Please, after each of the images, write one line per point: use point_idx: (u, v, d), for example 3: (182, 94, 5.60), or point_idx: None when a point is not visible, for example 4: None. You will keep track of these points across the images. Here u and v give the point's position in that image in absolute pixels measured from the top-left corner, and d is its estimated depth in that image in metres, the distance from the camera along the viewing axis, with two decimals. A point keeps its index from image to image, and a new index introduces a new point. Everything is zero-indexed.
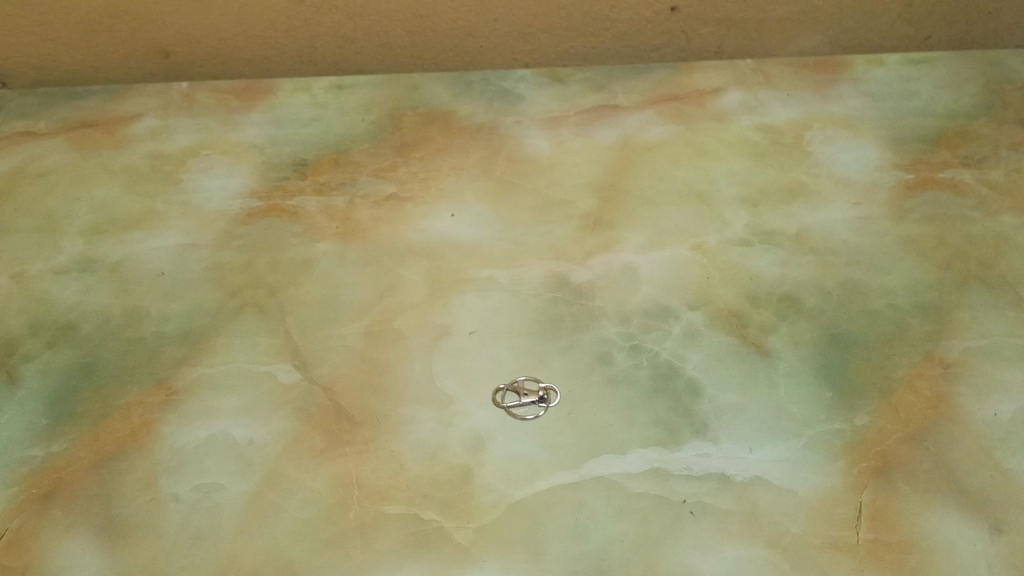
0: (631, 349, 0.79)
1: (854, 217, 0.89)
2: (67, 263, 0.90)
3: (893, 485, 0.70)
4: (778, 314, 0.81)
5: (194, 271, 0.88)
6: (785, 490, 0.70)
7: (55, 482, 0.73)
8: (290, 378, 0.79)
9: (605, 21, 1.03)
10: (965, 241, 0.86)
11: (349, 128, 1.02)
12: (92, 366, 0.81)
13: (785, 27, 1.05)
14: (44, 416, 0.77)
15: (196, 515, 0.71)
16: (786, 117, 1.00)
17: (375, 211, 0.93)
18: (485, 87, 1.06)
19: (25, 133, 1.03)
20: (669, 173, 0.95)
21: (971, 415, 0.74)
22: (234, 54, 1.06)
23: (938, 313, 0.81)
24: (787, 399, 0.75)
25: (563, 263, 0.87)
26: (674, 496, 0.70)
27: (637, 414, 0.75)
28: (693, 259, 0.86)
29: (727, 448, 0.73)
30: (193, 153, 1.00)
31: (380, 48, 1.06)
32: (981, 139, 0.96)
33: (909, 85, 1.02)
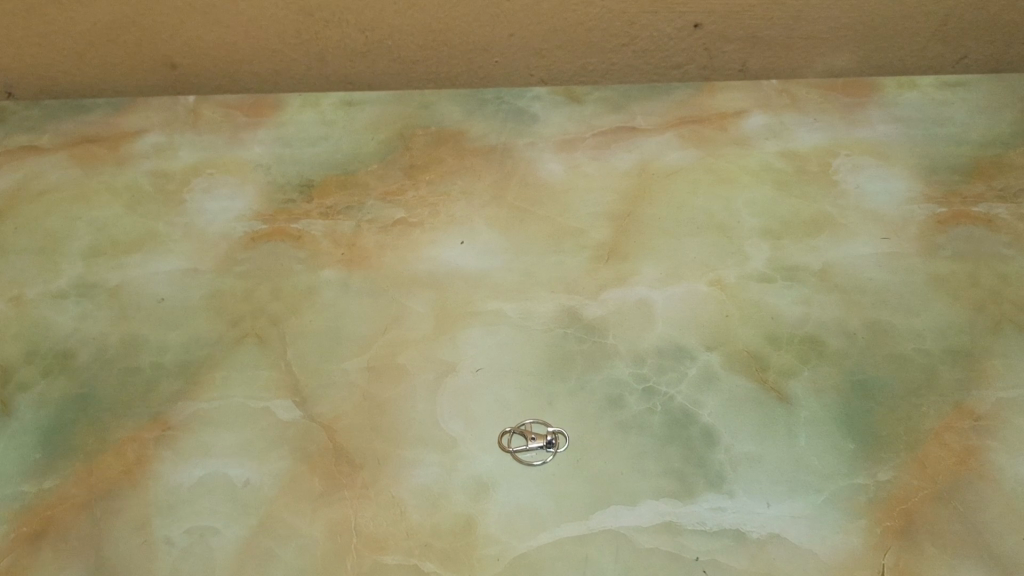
0: (644, 392, 0.76)
1: (882, 252, 0.85)
2: (66, 287, 0.88)
3: (918, 546, 0.66)
4: (799, 356, 0.78)
5: (194, 298, 0.86)
6: (804, 550, 0.66)
7: (45, 521, 0.71)
8: (288, 415, 0.76)
9: (625, 37, 1.00)
10: (999, 282, 0.82)
11: (358, 148, 0.99)
12: (88, 397, 0.79)
13: (812, 46, 1.00)
14: (38, 451, 0.75)
15: (188, 561, 0.68)
16: (812, 142, 0.96)
17: (381, 237, 0.90)
18: (498, 105, 1.02)
19: (29, 148, 1.01)
20: (688, 202, 0.91)
21: (1002, 472, 0.70)
22: (242, 67, 1.03)
23: (969, 359, 0.77)
24: (806, 450, 0.71)
25: (575, 296, 0.83)
26: (686, 554, 0.67)
27: (648, 463, 0.72)
28: (711, 296, 0.82)
29: (743, 502, 0.69)
30: (197, 172, 0.98)
31: (392, 63, 1.03)
32: (1018, 169, 0.92)
33: (941, 110, 0.98)
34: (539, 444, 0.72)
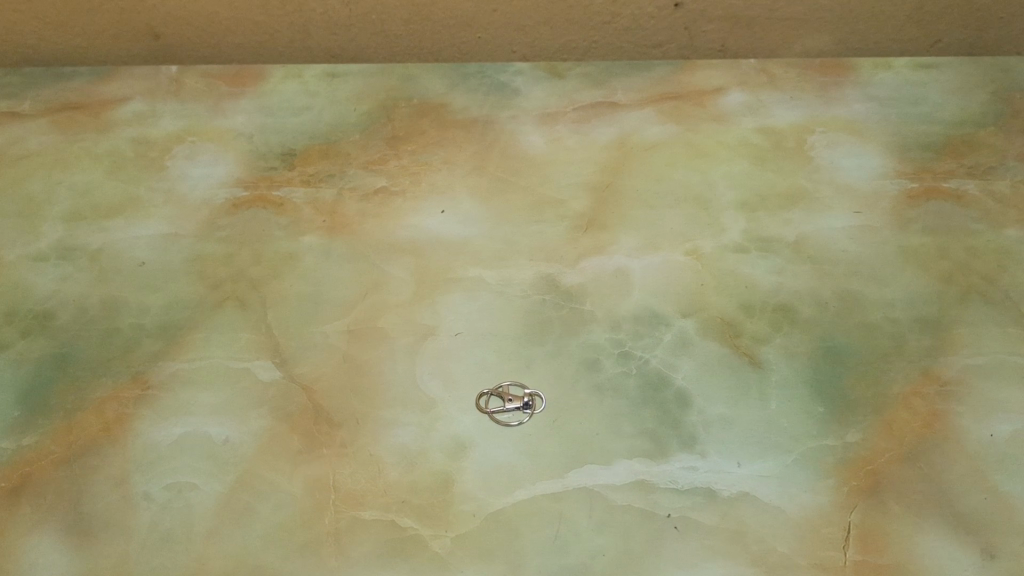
0: (620, 356, 0.77)
1: (855, 225, 0.87)
2: (46, 250, 0.88)
3: (883, 505, 0.68)
4: (772, 324, 0.79)
5: (176, 262, 0.86)
6: (773, 507, 0.68)
7: (24, 477, 0.71)
8: (268, 376, 0.77)
9: (607, 15, 1.00)
10: (967, 254, 0.84)
11: (340, 119, 1.00)
12: (67, 357, 0.79)
13: (791, 27, 1.02)
14: (17, 408, 0.75)
15: (168, 516, 0.69)
16: (789, 120, 0.98)
17: (363, 205, 0.91)
18: (481, 79, 1.03)
19: (10, 115, 1.01)
20: (666, 175, 0.92)
21: (966, 435, 0.72)
22: (224, 38, 1.03)
23: (937, 328, 0.79)
24: (778, 413, 0.73)
25: (554, 265, 0.84)
26: (658, 511, 0.68)
27: (623, 423, 0.73)
28: (687, 265, 0.84)
29: (715, 462, 0.71)
30: (179, 139, 0.98)
31: (375, 36, 1.03)
32: (988, 147, 0.94)
33: (916, 91, 1.00)
34: (517, 406, 0.73)
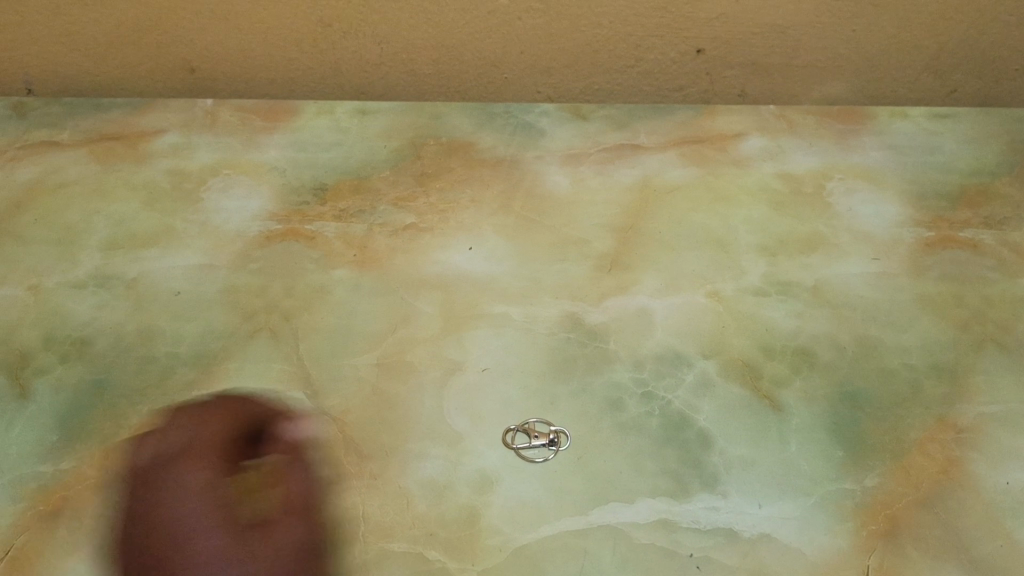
0: (643, 396, 0.79)
1: (872, 272, 0.89)
2: (84, 277, 0.91)
3: (901, 549, 0.69)
4: (792, 367, 0.81)
5: (210, 292, 0.89)
6: (793, 549, 0.69)
7: (61, 500, 0.73)
8: (300, 407, 0.79)
9: (631, 59, 1.03)
10: (983, 303, 0.86)
11: (371, 155, 1.02)
12: (104, 383, 0.81)
13: (809, 74, 1.05)
14: (55, 432, 0.78)
15: None
16: (807, 166, 1.00)
17: (392, 240, 0.93)
18: (507, 119, 1.06)
19: (49, 143, 1.04)
20: (687, 218, 0.95)
21: (982, 482, 0.73)
22: (258, 74, 1.07)
23: (953, 375, 0.80)
24: (797, 455, 0.75)
25: (578, 303, 0.87)
26: (681, 549, 0.70)
27: (646, 462, 0.75)
28: (709, 307, 0.86)
29: (736, 502, 0.72)
30: (213, 172, 1.01)
31: (405, 75, 1.06)
32: (1002, 198, 0.96)
33: (932, 140, 1.02)
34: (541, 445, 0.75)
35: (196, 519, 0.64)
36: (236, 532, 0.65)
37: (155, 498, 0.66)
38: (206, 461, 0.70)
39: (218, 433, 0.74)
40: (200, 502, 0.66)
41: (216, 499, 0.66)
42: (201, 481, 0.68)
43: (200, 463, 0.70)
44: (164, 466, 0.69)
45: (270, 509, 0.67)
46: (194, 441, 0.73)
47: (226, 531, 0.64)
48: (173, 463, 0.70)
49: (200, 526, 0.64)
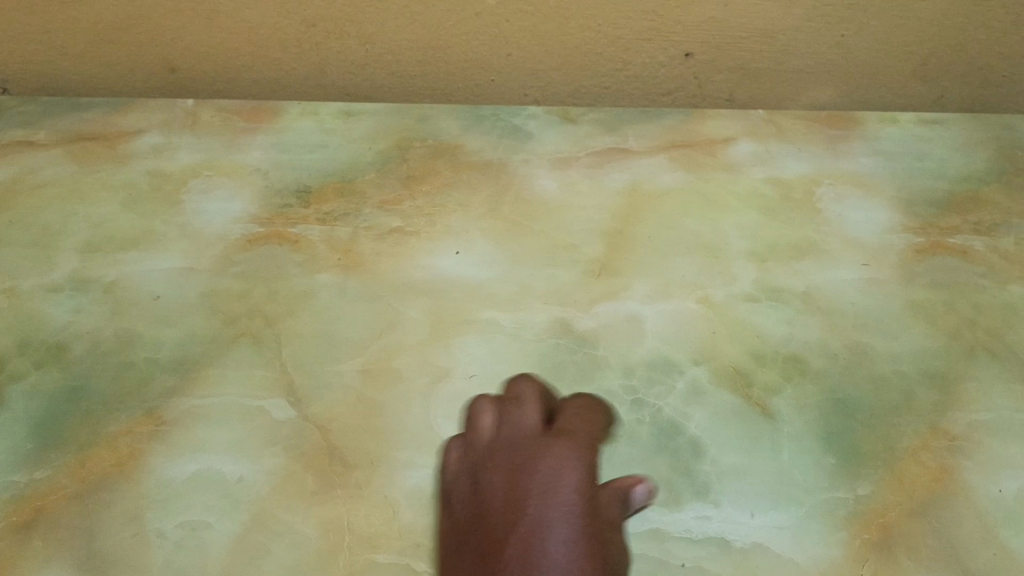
0: (633, 403, 0.78)
1: (863, 278, 0.88)
2: (61, 280, 0.89)
3: (894, 559, 0.68)
4: (783, 374, 0.80)
5: (190, 296, 0.87)
6: (786, 559, 0.68)
7: (35, 511, 0.71)
8: (283, 414, 0.77)
9: (619, 63, 1.02)
10: (974, 310, 0.86)
11: (356, 157, 1.01)
12: (81, 389, 0.79)
13: (798, 80, 1.04)
14: (29, 440, 0.75)
15: (181, 554, 0.69)
16: (797, 171, 0.99)
17: (378, 244, 0.92)
18: (495, 122, 1.05)
19: (25, 143, 1.02)
20: (677, 222, 0.94)
21: (975, 490, 0.73)
22: (241, 74, 1.05)
23: (945, 383, 0.80)
24: (789, 464, 0.74)
25: (568, 308, 0.85)
26: (672, 560, 0.68)
27: (637, 471, 0.73)
28: (699, 313, 0.85)
29: (728, 512, 0.71)
30: (194, 173, 0.99)
31: (390, 76, 1.05)
32: (991, 204, 0.96)
33: (921, 145, 1.02)
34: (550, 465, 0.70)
35: (569, 531, 0.61)
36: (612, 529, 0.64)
37: (553, 497, 0.63)
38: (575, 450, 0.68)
39: (531, 426, 0.70)
40: (584, 501, 0.64)
41: (523, 499, 0.63)
42: (584, 483, 0.65)
43: (569, 456, 0.66)
44: (563, 463, 0.66)
45: (466, 522, 0.65)
46: (461, 438, 0.72)
47: (588, 534, 0.62)
48: (520, 463, 0.66)
49: (578, 535, 0.61)
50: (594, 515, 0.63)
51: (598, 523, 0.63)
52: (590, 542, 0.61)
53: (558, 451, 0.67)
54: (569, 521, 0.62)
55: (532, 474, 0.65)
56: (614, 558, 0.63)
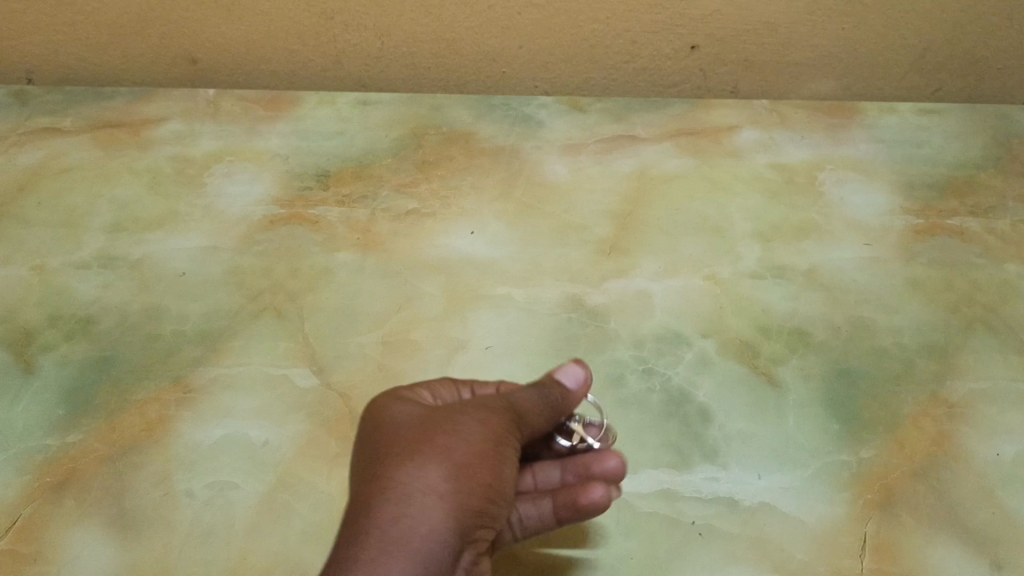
0: (643, 373, 0.81)
1: (865, 257, 0.91)
2: (88, 258, 0.92)
3: (896, 517, 0.71)
4: (788, 346, 0.83)
5: (214, 273, 0.90)
6: (792, 518, 0.71)
7: (67, 472, 0.74)
8: (306, 383, 0.80)
9: (626, 55, 1.06)
10: (971, 287, 0.89)
11: (372, 143, 1.04)
12: (110, 360, 0.82)
13: (799, 72, 1.08)
14: (61, 407, 0.78)
15: (209, 513, 0.71)
16: (800, 157, 1.03)
17: (395, 225, 0.95)
18: (506, 111, 1.08)
19: (51, 129, 1.05)
20: (684, 205, 0.97)
21: (973, 454, 0.75)
22: (260, 66, 1.08)
23: (943, 354, 0.83)
24: (795, 429, 0.77)
25: (579, 285, 0.88)
26: (683, 517, 0.71)
27: (647, 435, 0.76)
28: (707, 289, 0.88)
29: (736, 473, 0.74)
30: (216, 159, 1.03)
31: (405, 68, 1.08)
32: (988, 189, 0.99)
33: (920, 134, 1.05)
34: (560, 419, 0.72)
35: (398, 438, 0.60)
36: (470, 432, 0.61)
37: (380, 429, 0.62)
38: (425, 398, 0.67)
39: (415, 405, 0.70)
40: (415, 414, 0.63)
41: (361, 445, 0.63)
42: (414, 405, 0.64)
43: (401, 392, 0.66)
44: (387, 402, 0.65)
45: None
46: None
47: (419, 432, 0.60)
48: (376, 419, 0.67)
49: (408, 437, 0.60)
50: (431, 422, 0.61)
51: (434, 426, 0.61)
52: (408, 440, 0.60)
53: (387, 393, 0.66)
54: (401, 432, 0.61)
55: (367, 435, 0.63)
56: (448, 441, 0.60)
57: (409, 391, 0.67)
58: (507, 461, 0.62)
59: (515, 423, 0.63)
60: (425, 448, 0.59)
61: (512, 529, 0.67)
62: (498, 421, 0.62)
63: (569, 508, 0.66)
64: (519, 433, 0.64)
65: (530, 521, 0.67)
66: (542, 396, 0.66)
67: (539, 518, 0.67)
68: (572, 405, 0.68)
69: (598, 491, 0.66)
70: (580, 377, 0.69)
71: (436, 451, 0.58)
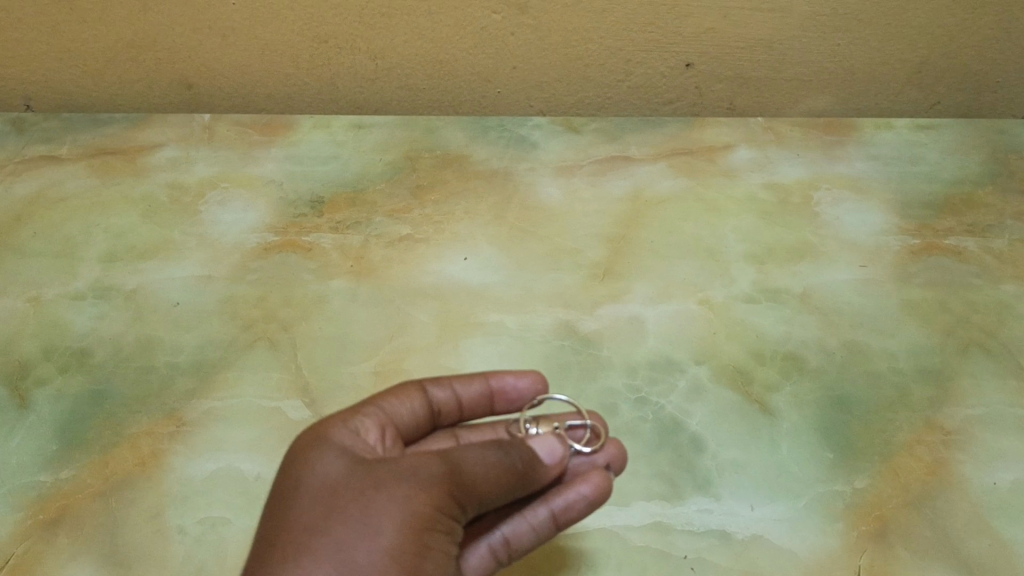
0: (636, 401, 0.80)
1: (860, 279, 0.91)
2: (83, 289, 0.92)
3: (890, 548, 0.71)
4: (782, 371, 0.83)
5: (208, 302, 0.90)
6: (785, 550, 0.70)
7: (61, 509, 0.74)
8: (298, 414, 0.80)
9: (621, 74, 1.04)
10: (968, 308, 0.88)
11: (367, 168, 1.04)
12: (104, 393, 0.82)
13: (796, 89, 1.06)
14: (55, 442, 0.78)
15: (201, 549, 0.71)
16: (795, 176, 1.02)
17: (389, 251, 0.95)
18: (500, 133, 1.08)
19: (48, 158, 1.06)
20: (678, 227, 0.97)
21: (969, 482, 0.75)
22: (255, 89, 1.08)
23: (939, 379, 0.82)
24: (788, 458, 0.76)
25: (572, 310, 0.88)
26: (675, 551, 0.71)
27: (639, 465, 0.76)
28: (700, 314, 0.88)
29: (729, 504, 0.73)
30: (211, 185, 1.03)
31: (399, 90, 1.07)
32: (985, 206, 0.98)
33: (916, 150, 1.05)
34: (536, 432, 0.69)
35: (297, 525, 0.54)
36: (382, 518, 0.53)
37: (289, 495, 0.56)
38: (370, 433, 0.61)
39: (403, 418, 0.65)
40: (330, 481, 0.56)
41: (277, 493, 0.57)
42: (339, 460, 0.57)
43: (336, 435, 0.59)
44: (308, 452, 0.58)
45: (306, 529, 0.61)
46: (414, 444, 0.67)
47: (323, 517, 0.54)
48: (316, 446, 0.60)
49: (307, 526, 0.53)
50: (342, 501, 0.54)
51: (343, 509, 0.54)
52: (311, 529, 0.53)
53: (317, 430, 0.59)
54: (307, 512, 0.54)
55: (278, 490, 0.57)
56: (350, 536, 0.52)
57: (344, 427, 0.60)
58: (431, 549, 0.54)
59: (450, 496, 0.55)
60: (320, 542, 0.52)
61: (501, 548, 0.63)
62: (423, 500, 0.54)
63: (572, 505, 0.62)
64: (459, 503, 0.56)
65: (524, 536, 0.62)
66: (499, 457, 0.57)
67: (534, 531, 0.63)
68: (542, 480, 0.60)
69: (593, 478, 0.63)
70: (556, 450, 0.62)
71: (332, 552, 0.52)
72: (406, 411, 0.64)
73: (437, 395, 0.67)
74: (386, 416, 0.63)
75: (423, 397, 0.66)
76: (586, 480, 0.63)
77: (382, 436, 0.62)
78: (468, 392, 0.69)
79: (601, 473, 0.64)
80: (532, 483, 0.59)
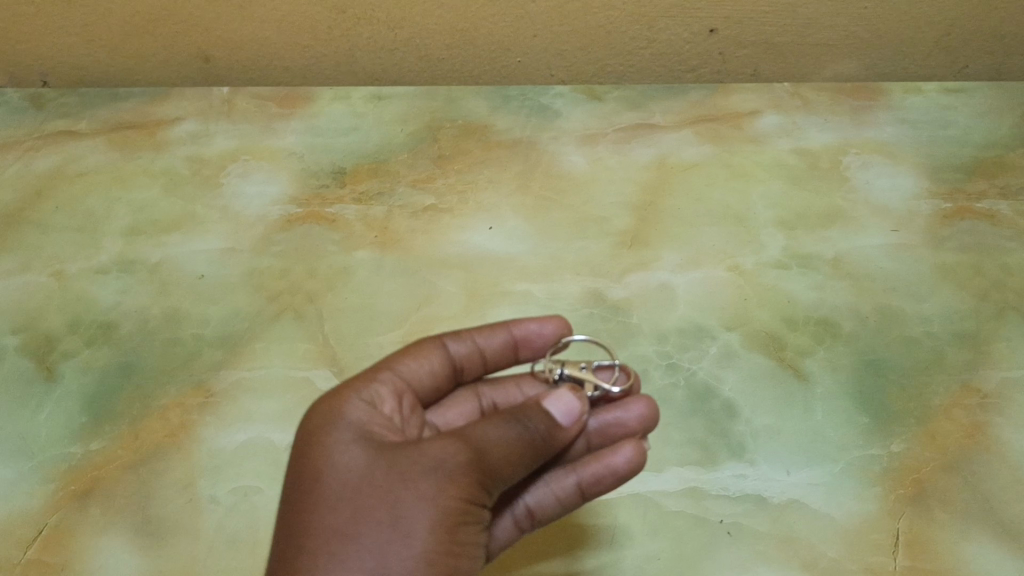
0: (667, 367, 0.80)
1: (891, 244, 0.90)
2: (107, 262, 0.92)
3: (929, 512, 0.70)
4: (815, 337, 0.82)
5: (233, 274, 0.90)
6: (822, 514, 0.70)
7: (92, 480, 0.74)
8: (327, 384, 0.79)
9: (644, 41, 1.02)
10: (1003, 272, 0.87)
11: (388, 139, 1.03)
12: (131, 365, 0.82)
13: (822, 54, 1.04)
14: (84, 414, 0.78)
15: (234, 518, 0.71)
16: (822, 142, 1.01)
17: (413, 221, 0.94)
18: (522, 102, 1.07)
19: (68, 134, 1.06)
20: (706, 194, 0.95)
21: (1009, 445, 0.74)
22: (273, 62, 1.06)
23: (974, 342, 0.81)
24: (823, 423, 0.75)
25: (599, 279, 0.87)
26: (710, 516, 0.70)
27: (672, 432, 0.75)
28: (729, 280, 0.86)
29: (764, 470, 0.72)
30: (232, 158, 1.02)
31: (418, 60, 1.06)
32: (1018, 169, 0.97)
33: (946, 114, 1.03)
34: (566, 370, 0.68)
35: (323, 527, 0.52)
36: (412, 518, 0.52)
37: (309, 490, 0.54)
38: (386, 402, 0.61)
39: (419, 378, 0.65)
40: (352, 475, 0.54)
41: (292, 481, 0.56)
42: (356, 449, 0.55)
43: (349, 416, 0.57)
44: (325, 439, 0.56)
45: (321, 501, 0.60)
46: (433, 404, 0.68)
47: (350, 519, 0.52)
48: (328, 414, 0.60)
49: (333, 530, 0.52)
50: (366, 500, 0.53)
51: (370, 509, 0.52)
52: (336, 533, 0.52)
53: (332, 408, 0.58)
54: (330, 512, 0.53)
55: (293, 479, 0.56)
56: (379, 542, 0.51)
57: (358, 402, 0.59)
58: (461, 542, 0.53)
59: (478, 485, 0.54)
60: (347, 549, 0.51)
61: (525, 518, 0.62)
62: (452, 494, 0.53)
63: (601, 479, 0.61)
64: (486, 489, 0.55)
65: (550, 506, 0.62)
66: (519, 434, 0.56)
67: (560, 502, 0.62)
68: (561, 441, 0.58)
69: (624, 451, 0.61)
70: (573, 408, 0.58)
71: (364, 559, 0.51)
72: (423, 371, 0.65)
73: (456, 351, 0.67)
74: (403, 381, 0.64)
75: (442, 355, 0.66)
76: (617, 452, 0.61)
77: (399, 404, 0.62)
78: (491, 345, 0.68)
79: (635, 444, 0.62)
80: (550, 451, 0.58)
